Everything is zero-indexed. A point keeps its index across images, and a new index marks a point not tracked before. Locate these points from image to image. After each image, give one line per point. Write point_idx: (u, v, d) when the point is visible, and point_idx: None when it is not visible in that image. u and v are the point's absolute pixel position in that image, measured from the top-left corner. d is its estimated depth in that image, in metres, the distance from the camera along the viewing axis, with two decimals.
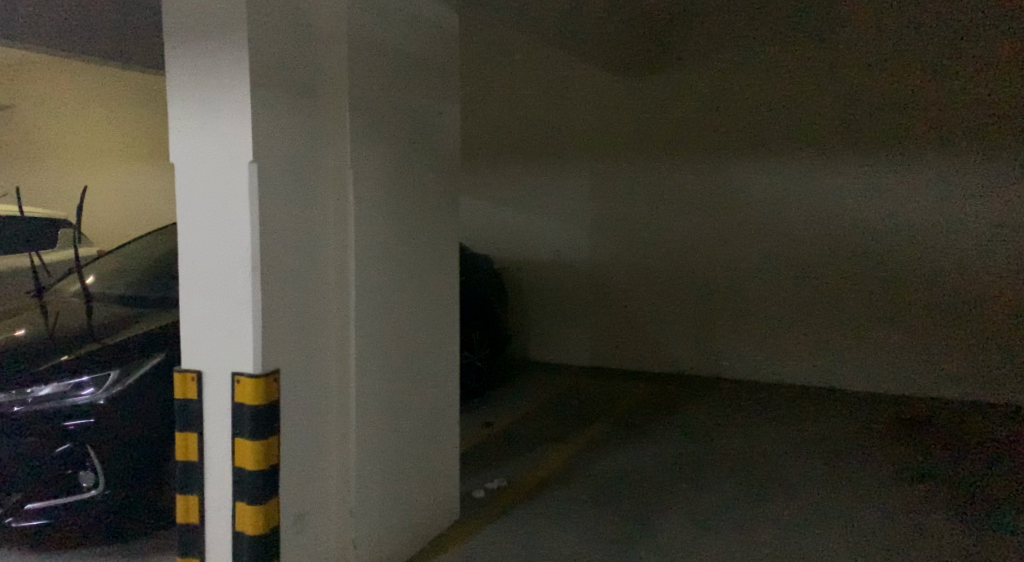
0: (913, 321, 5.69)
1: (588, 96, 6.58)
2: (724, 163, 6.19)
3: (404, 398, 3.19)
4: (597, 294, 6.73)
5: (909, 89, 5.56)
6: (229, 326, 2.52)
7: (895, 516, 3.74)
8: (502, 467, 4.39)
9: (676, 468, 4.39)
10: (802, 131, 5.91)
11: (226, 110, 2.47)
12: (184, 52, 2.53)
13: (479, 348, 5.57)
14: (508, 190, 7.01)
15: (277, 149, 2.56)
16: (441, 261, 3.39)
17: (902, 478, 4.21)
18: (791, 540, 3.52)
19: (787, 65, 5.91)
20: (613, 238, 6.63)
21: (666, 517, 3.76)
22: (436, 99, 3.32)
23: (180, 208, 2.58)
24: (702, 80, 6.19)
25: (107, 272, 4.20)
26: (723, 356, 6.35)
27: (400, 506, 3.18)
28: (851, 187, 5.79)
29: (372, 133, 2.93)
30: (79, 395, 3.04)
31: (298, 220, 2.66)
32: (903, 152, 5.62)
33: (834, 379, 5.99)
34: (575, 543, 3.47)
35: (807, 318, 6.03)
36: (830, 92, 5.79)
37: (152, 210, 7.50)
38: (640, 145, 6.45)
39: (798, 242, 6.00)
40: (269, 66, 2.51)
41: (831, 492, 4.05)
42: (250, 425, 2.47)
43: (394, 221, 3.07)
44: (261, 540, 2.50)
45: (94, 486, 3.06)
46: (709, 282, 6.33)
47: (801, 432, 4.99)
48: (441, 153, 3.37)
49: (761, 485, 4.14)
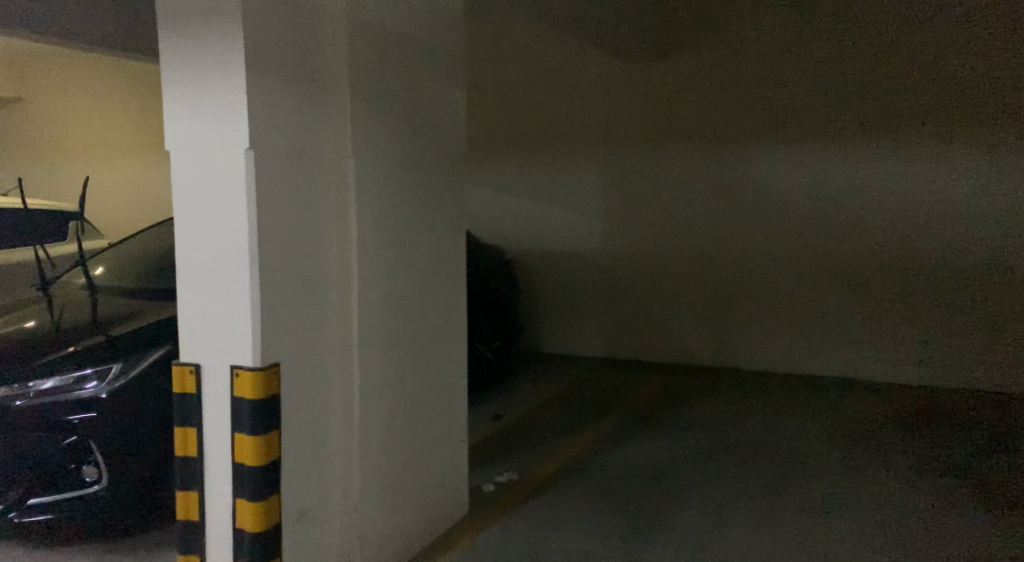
0: (931, 311, 5.56)
1: (598, 83, 6.46)
2: (736, 150, 6.06)
3: (410, 391, 3.12)
4: (609, 285, 6.64)
5: (926, 72, 5.42)
6: (228, 318, 2.46)
7: (914, 509, 3.64)
8: (512, 460, 4.32)
9: (690, 462, 4.29)
10: (818, 117, 5.76)
11: (222, 97, 2.40)
12: (177, 38, 2.46)
13: (489, 340, 5.51)
14: (518, 179, 6.91)
15: (275, 137, 2.48)
16: (447, 251, 3.32)
17: (921, 471, 4.09)
18: (813, 535, 3.40)
19: (801, 49, 5.76)
20: (624, 227, 6.52)
21: (677, 511, 3.66)
22: (440, 84, 3.24)
23: (176, 197, 2.51)
24: (713, 65, 6.05)
25: (116, 263, 4.16)
26: (738, 347, 6.23)
27: (405, 502, 3.11)
28: (868, 173, 5.65)
29: (375, 120, 2.86)
30: (83, 388, 3.00)
31: (298, 208, 2.59)
32: (924, 137, 5.47)
33: (851, 370, 5.87)
34: (585, 540, 3.36)
35: (824, 308, 5.89)
36: (847, 76, 5.63)
37: (154, 202, 7.54)
38: (651, 133, 6.33)
39: (815, 230, 5.86)
40: (266, 49, 2.44)
41: (848, 484, 3.95)
42: (250, 420, 2.41)
43: (398, 210, 2.99)
44: (262, 537, 2.44)
45: (97, 481, 3.02)
46: (724, 272, 6.21)
47: (817, 424, 4.88)
48: (447, 140, 3.30)
49: (779, 479, 4.03)
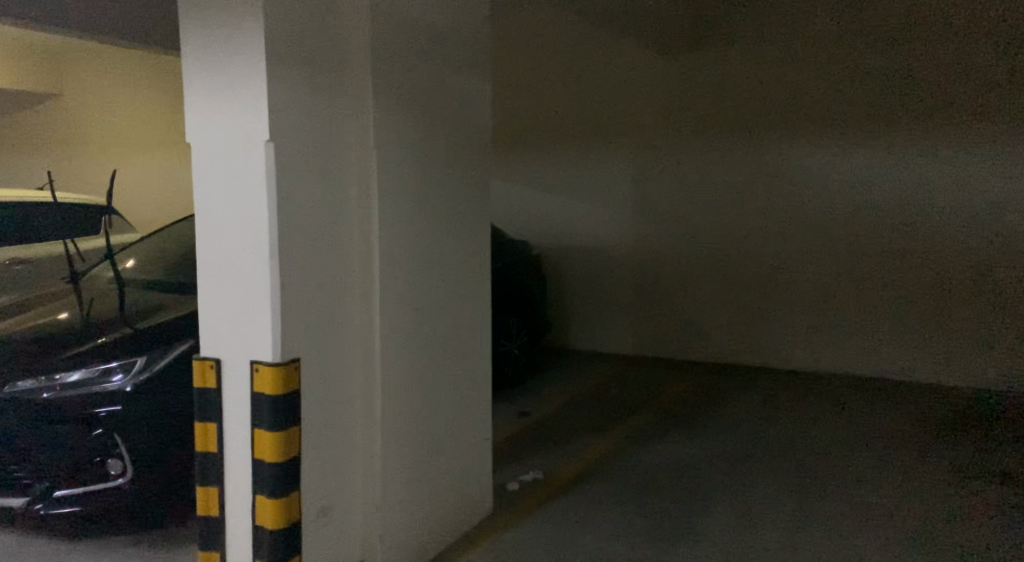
0: (972, 310, 5.36)
1: (629, 76, 6.35)
2: (768, 144, 5.90)
3: (432, 386, 3.07)
4: (638, 281, 6.53)
5: (967, 61, 5.22)
6: (248, 311, 2.42)
7: (947, 512, 3.52)
8: (538, 458, 4.25)
9: (719, 462, 4.19)
10: (856, 109, 5.57)
11: (243, 87, 2.36)
12: (199, 28, 2.43)
13: (516, 336, 5.45)
14: (545, 174, 6.84)
15: (296, 129, 2.44)
16: (471, 245, 3.26)
17: (961, 477, 3.93)
18: (846, 538, 3.30)
19: (837, 37, 5.58)
20: (655, 223, 6.40)
21: (708, 513, 3.56)
22: (465, 75, 3.18)
23: (198, 190, 2.49)
24: (744, 56, 5.91)
25: (147, 256, 4.19)
26: (770, 345, 6.08)
27: (428, 501, 3.06)
28: (906, 167, 5.46)
29: (398, 113, 2.80)
30: (109, 381, 2.99)
31: (319, 201, 2.55)
32: (967, 130, 5.26)
33: (888, 370, 5.69)
34: (608, 541, 3.29)
35: (859, 307, 5.72)
36: (887, 67, 5.44)
37: (176, 195, 7.64)
38: (682, 126, 6.20)
39: (852, 225, 5.68)
40: (288, 39, 2.40)
41: (882, 486, 3.83)
42: (269, 415, 2.38)
43: (422, 204, 2.94)
44: (281, 534, 2.42)
45: (122, 474, 3.01)
46: (755, 268, 6.07)
47: (853, 425, 4.74)
48: (472, 133, 3.24)
49: (811, 481, 3.90)
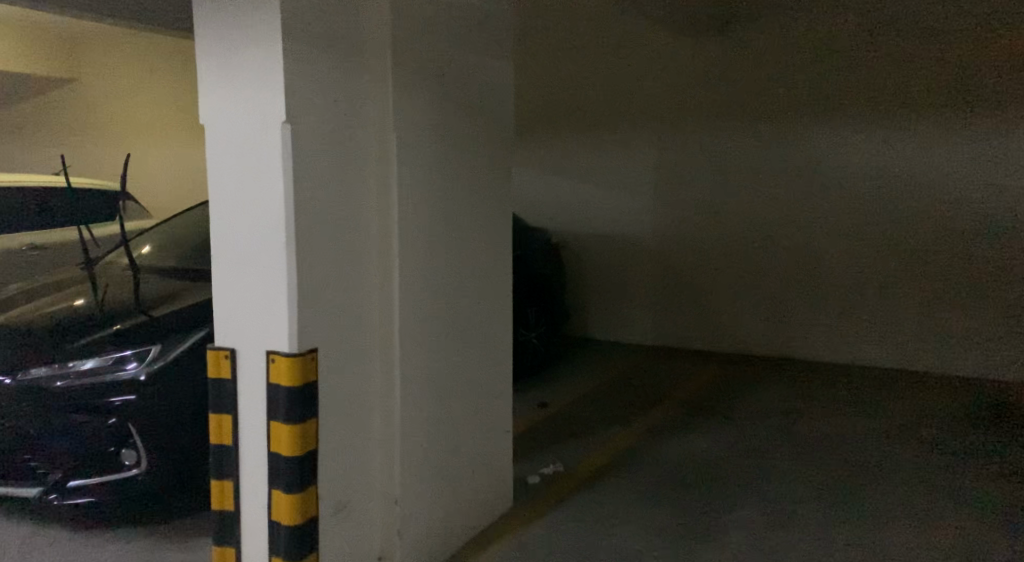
0: (1004, 299, 5.21)
1: (652, 59, 6.20)
2: (795, 129, 5.75)
3: (452, 376, 2.98)
4: (658, 268, 6.41)
5: (1002, 45, 5.06)
6: (264, 300, 2.34)
7: (982, 509, 3.39)
8: (558, 451, 4.17)
9: (745, 455, 4.08)
10: (886, 92, 5.41)
11: (259, 68, 2.27)
12: (210, 5, 2.34)
13: (534, 326, 5.36)
14: (565, 159, 6.72)
15: (314, 111, 2.35)
16: (492, 231, 3.17)
17: (997, 472, 3.79)
18: (880, 535, 3.17)
19: (867, 19, 5.41)
20: (677, 210, 6.28)
21: (736, 508, 3.45)
22: (488, 57, 3.07)
23: (212, 174, 2.40)
24: (770, 39, 5.75)
25: (163, 242, 4.13)
26: (794, 336, 5.96)
27: (447, 494, 2.98)
28: (937, 154, 5.30)
29: (418, 95, 2.70)
30: (124, 369, 2.93)
31: (337, 185, 2.46)
32: (1002, 115, 5.09)
33: (916, 362, 5.54)
34: (632, 536, 3.19)
35: (887, 297, 5.58)
36: (919, 50, 5.28)
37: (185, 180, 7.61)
38: (706, 111, 6.06)
39: (880, 213, 5.53)
40: (306, 17, 2.30)
41: (915, 482, 3.70)
42: (286, 408, 2.30)
43: (441, 190, 2.84)
44: (297, 531, 2.35)
45: (136, 465, 2.96)
46: (780, 256, 5.93)
47: (881, 418, 4.61)
48: (494, 116, 3.14)
49: (839, 475, 3.79)
